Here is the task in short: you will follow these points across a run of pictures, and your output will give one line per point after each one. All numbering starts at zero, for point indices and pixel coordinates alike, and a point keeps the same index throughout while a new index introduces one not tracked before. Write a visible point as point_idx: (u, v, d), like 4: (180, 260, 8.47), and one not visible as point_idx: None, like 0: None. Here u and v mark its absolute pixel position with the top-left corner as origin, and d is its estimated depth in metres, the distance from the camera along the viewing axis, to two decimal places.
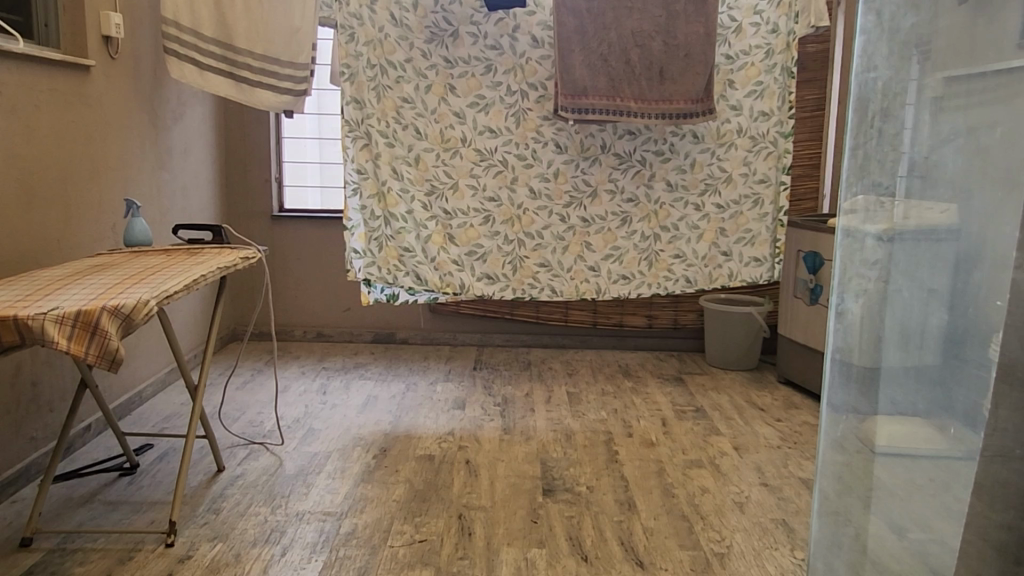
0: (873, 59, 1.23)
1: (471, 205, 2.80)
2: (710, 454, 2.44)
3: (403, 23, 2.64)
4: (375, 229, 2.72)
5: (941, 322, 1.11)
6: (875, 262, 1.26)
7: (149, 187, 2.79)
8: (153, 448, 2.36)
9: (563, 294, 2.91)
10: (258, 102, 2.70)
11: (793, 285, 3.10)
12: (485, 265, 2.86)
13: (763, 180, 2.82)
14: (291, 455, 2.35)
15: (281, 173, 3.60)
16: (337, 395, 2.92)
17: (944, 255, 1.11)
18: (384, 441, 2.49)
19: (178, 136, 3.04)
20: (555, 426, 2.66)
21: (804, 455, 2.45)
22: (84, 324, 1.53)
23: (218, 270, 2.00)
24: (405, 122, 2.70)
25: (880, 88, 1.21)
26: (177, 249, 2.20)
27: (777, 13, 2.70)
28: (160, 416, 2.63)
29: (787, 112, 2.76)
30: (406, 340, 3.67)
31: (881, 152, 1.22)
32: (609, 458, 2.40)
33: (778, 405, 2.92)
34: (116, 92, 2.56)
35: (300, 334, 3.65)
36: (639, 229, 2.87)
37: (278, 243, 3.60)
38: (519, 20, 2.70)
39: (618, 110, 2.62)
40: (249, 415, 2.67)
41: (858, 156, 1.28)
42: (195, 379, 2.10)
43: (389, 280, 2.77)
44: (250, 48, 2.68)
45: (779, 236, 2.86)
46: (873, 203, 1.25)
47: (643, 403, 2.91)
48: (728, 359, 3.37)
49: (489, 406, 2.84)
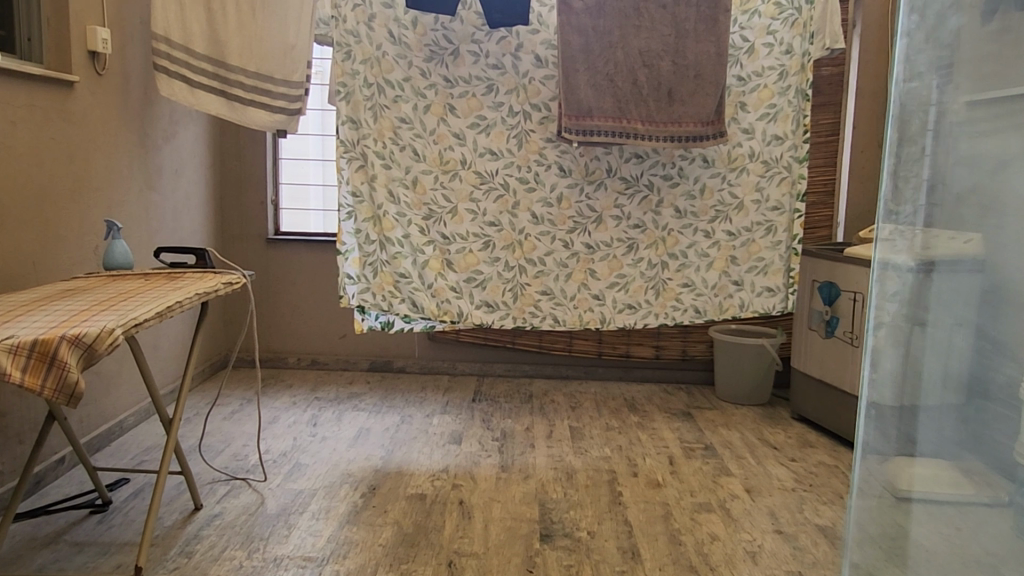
0: (914, 69, 1.33)
1: (471, 230, 2.68)
2: (720, 497, 2.29)
3: (402, 41, 2.55)
4: (370, 254, 2.61)
5: (964, 344, 1.43)
6: (894, 293, 1.40)
7: (137, 209, 2.69)
8: (129, 483, 2.23)
9: (566, 324, 2.77)
10: (249, 121, 2.60)
11: (807, 317, 2.95)
12: (485, 293, 2.72)
13: (777, 207, 2.69)
14: (274, 493, 2.21)
15: (277, 195, 3.50)
16: (328, 427, 2.78)
17: (963, 283, 1.42)
18: (373, 478, 2.35)
19: (169, 156, 2.94)
20: (556, 463, 2.52)
21: (820, 500, 2.30)
22: (41, 354, 1.41)
23: (197, 295, 1.89)
24: (402, 143, 2.60)
25: (919, 105, 1.34)
26: (156, 273, 2.08)
27: (791, 34, 2.60)
28: (139, 448, 2.49)
29: (802, 136, 2.64)
30: (404, 369, 3.54)
31: (911, 172, 1.35)
32: (613, 500, 2.26)
33: (793, 443, 2.77)
34: (102, 109, 2.46)
35: (294, 361, 3.53)
36: (646, 256, 2.74)
37: (273, 267, 3.49)
38: (522, 38, 2.60)
39: (625, 132, 2.50)
40: (233, 448, 2.54)
41: (896, 176, 1.35)
42: (169, 413, 1.96)
43: (383, 308, 2.65)
44: (242, 65, 2.58)
45: (794, 265, 2.72)
46: (896, 233, 1.39)
47: (650, 439, 2.77)
48: (738, 393, 3.22)
49: (487, 441, 2.69)
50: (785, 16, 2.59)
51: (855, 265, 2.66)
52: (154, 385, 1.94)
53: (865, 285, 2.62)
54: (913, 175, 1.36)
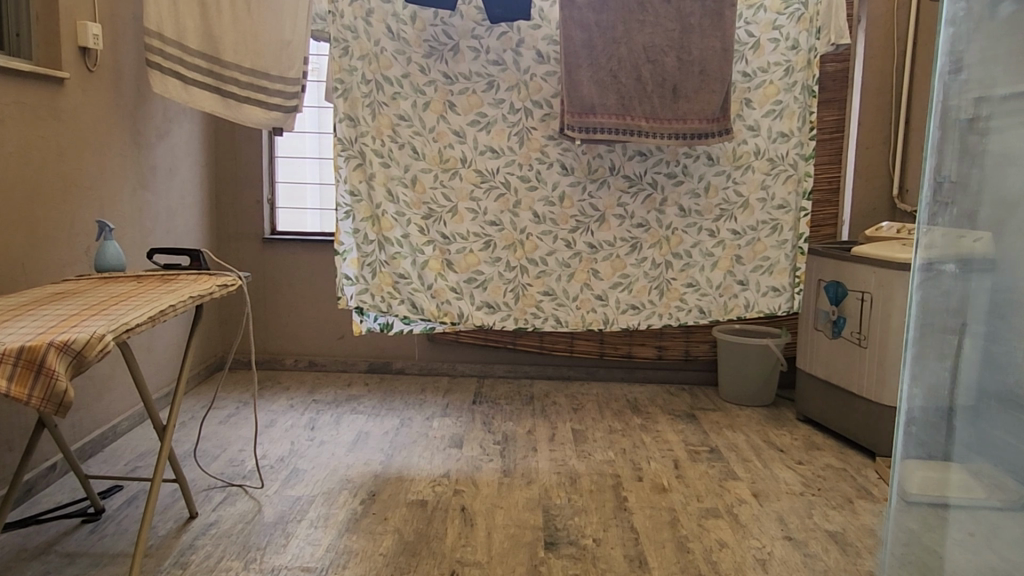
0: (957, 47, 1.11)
1: (471, 229, 2.63)
2: (727, 502, 2.24)
3: (401, 36, 2.50)
4: (369, 254, 2.56)
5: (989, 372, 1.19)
6: (939, 297, 1.19)
7: (129, 209, 2.63)
8: (122, 490, 2.18)
9: (568, 325, 2.72)
10: (245, 119, 2.54)
11: (813, 317, 2.90)
12: (485, 293, 2.67)
13: (783, 205, 2.64)
14: (271, 500, 2.16)
15: (273, 195, 3.44)
16: (326, 431, 2.73)
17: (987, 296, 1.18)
18: (373, 484, 2.29)
19: (162, 154, 2.88)
20: (559, 468, 2.47)
21: (829, 505, 2.25)
22: (27, 362, 1.35)
23: (191, 298, 1.83)
24: (401, 140, 2.54)
25: (955, 87, 1.11)
26: (150, 275, 2.03)
27: (797, 29, 2.54)
28: (133, 454, 2.44)
29: (808, 133, 2.59)
30: (403, 371, 3.49)
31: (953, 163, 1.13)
32: (618, 505, 2.21)
33: (799, 446, 2.72)
34: (94, 107, 2.40)
35: (291, 363, 3.48)
36: (650, 256, 2.69)
37: (269, 267, 3.43)
38: (523, 34, 2.55)
39: (629, 129, 2.45)
40: (230, 453, 2.48)
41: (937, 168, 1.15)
42: (162, 419, 1.91)
43: (382, 309, 2.59)
44: (238, 62, 2.53)
45: (801, 264, 2.67)
46: (938, 236, 1.17)
47: (654, 442, 2.72)
48: (743, 394, 3.18)
49: (488, 445, 2.64)
50: (791, 10, 2.54)
51: (862, 264, 2.61)
52: (147, 392, 1.89)
53: (872, 284, 2.57)
54: (949, 167, 1.14)
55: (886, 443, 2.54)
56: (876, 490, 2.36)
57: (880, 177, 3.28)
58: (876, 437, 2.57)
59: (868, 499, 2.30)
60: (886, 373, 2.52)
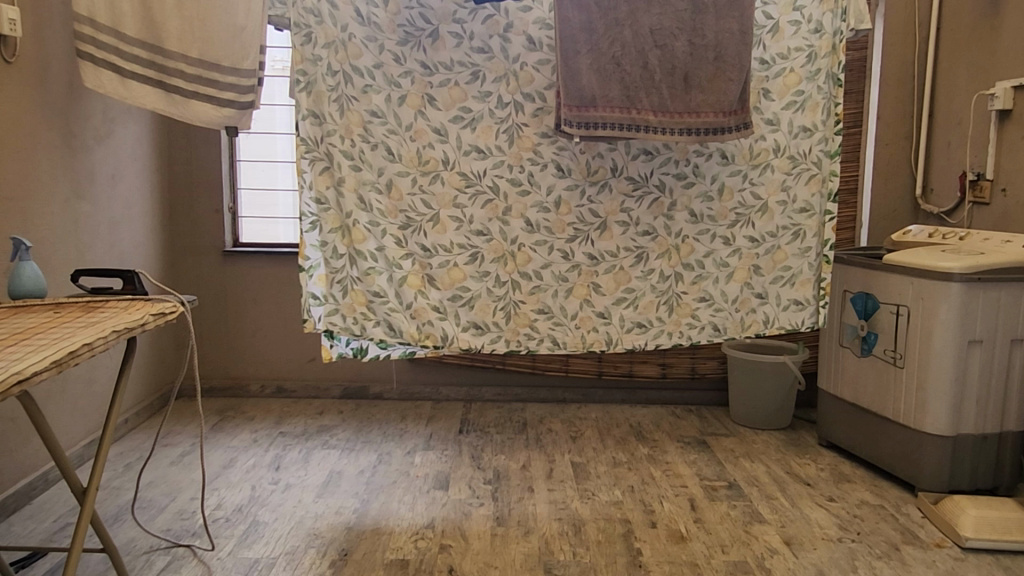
0: None
1: (455, 241, 2.31)
2: (757, 553, 1.94)
3: (372, 21, 2.20)
4: (338, 270, 2.24)
5: None
6: None
7: (61, 223, 2.30)
8: (45, 557, 1.84)
9: (567, 347, 2.39)
10: (192, 117, 2.21)
11: (838, 333, 2.61)
12: (472, 313, 2.35)
13: (806, 208, 2.35)
14: (224, 564, 1.83)
15: (235, 203, 3.10)
16: (294, 472, 2.40)
17: None
18: (345, 540, 1.97)
19: (102, 159, 2.54)
20: (560, 513, 2.15)
21: (874, 554, 1.95)
22: None
23: (114, 333, 1.48)
24: (374, 140, 2.23)
25: None
26: (70, 304, 1.68)
27: (821, 9, 2.25)
28: (65, 507, 2.09)
29: (834, 127, 2.30)
30: (381, 396, 3.17)
31: None
32: (631, 562, 1.89)
33: (827, 478, 2.43)
34: (12, 105, 2.06)
35: (256, 390, 3.15)
36: (657, 267, 2.38)
37: (231, 284, 3.10)
38: (512, 17, 2.24)
39: (634, 124, 2.14)
40: (179, 503, 2.15)
41: None
42: (82, 482, 1.56)
43: (355, 332, 2.27)
44: (184, 51, 2.20)
45: (826, 274, 2.37)
46: None
47: (665, 477, 2.41)
48: (756, 417, 2.88)
49: (478, 486, 2.32)
50: None
51: (896, 274, 2.33)
52: (59, 450, 1.54)
53: (909, 297, 2.28)
54: None
55: (928, 477, 2.25)
56: (923, 533, 2.07)
57: (900, 177, 3.02)
58: (916, 469, 2.28)
59: (916, 545, 2.00)
60: (927, 397, 2.23)
